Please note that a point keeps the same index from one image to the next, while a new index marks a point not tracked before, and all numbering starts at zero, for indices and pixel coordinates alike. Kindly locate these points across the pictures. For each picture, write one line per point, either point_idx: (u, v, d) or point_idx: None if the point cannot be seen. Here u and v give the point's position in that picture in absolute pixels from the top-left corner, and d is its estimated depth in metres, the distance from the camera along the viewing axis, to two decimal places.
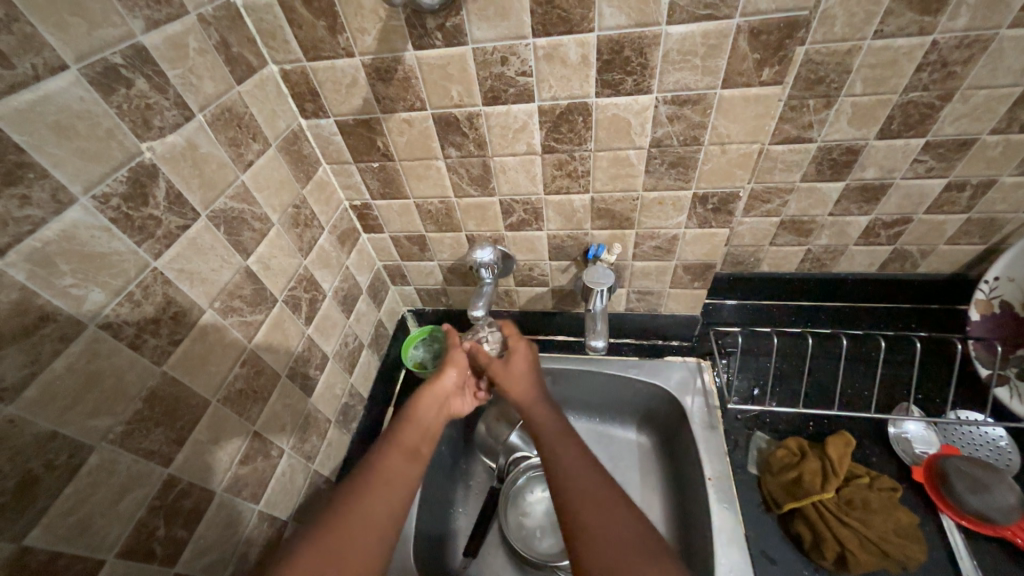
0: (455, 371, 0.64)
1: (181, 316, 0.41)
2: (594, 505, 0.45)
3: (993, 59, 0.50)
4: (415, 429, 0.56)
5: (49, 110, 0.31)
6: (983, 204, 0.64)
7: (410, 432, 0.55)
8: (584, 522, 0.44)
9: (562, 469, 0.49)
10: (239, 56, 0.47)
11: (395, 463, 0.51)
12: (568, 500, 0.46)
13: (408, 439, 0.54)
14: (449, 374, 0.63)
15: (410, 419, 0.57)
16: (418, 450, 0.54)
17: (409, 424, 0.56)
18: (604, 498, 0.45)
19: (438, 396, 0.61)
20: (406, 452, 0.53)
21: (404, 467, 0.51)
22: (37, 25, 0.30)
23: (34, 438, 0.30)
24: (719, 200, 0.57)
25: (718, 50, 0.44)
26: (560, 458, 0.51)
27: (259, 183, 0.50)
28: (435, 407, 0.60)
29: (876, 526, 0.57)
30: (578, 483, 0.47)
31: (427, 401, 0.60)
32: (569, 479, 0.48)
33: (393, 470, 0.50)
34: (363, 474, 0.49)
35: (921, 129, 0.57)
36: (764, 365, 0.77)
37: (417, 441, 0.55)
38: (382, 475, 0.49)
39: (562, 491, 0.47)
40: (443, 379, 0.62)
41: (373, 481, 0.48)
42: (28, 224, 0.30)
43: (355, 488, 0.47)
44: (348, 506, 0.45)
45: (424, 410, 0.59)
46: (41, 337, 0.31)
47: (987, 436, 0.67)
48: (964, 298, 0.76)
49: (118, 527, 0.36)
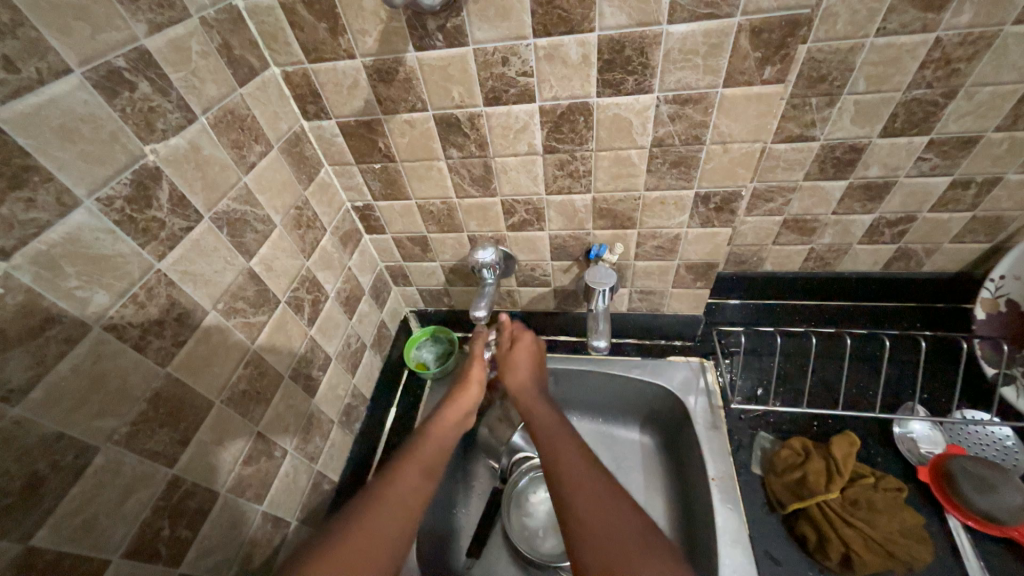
0: (478, 388, 0.65)
1: (185, 317, 0.41)
2: (593, 504, 0.44)
3: (998, 55, 0.50)
4: (432, 444, 0.56)
5: (53, 114, 0.31)
6: (988, 202, 0.64)
7: (427, 448, 0.55)
8: (583, 522, 0.43)
9: (562, 467, 0.49)
10: (241, 59, 0.47)
11: (409, 476, 0.51)
12: (568, 499, 0.46)
13: (425, 454, 0.54)
14: (473, 390, 0.64)
15: (426, 433, 0.57)
16: (433, 463, 0.54)
17: (427, 440, 0.56)
18: (605, 497, 0.45)
19: (461, 411, 0.62)
20: (421, 467, 0.52)
21: (417, 481, 0.51)
22: (42, 30, 0.30)
23: (40, 439, 0.30)
24: (721, 199, 0.57)
25: (719, 49, 0.44)
26: (561, 456, 0.50)
27: (262, 185, 0.51)
28: (454, 422, 0.60)
29: (881, 527, 0.57)
30: (579, 481, 0.47)
31: (450, 415, 0.61)
32: (569, 477, 0.48)
33: (406, 483, 0.50)
34: (376, 488, 0.49)
35: (925, 127, 0.57)
36: (767, 365, 0.77)
37: (432, 455, 0.55)
38: (394, 488, 0.49)
39: (562, 490, 0.47)
40: (468, 396, 0.63)
41: (385, 494, 0.48)
42: (33, 227, 0.30)
43: (367, 502, 0.47)
44: (359, 518, 0.45)
45: (445, 427, 0.59)
46: (46, 339, 0.31)
47: (994, 436, 0.66)
48: (968, 297, 0.76)
49: (123, 527, 0.36)
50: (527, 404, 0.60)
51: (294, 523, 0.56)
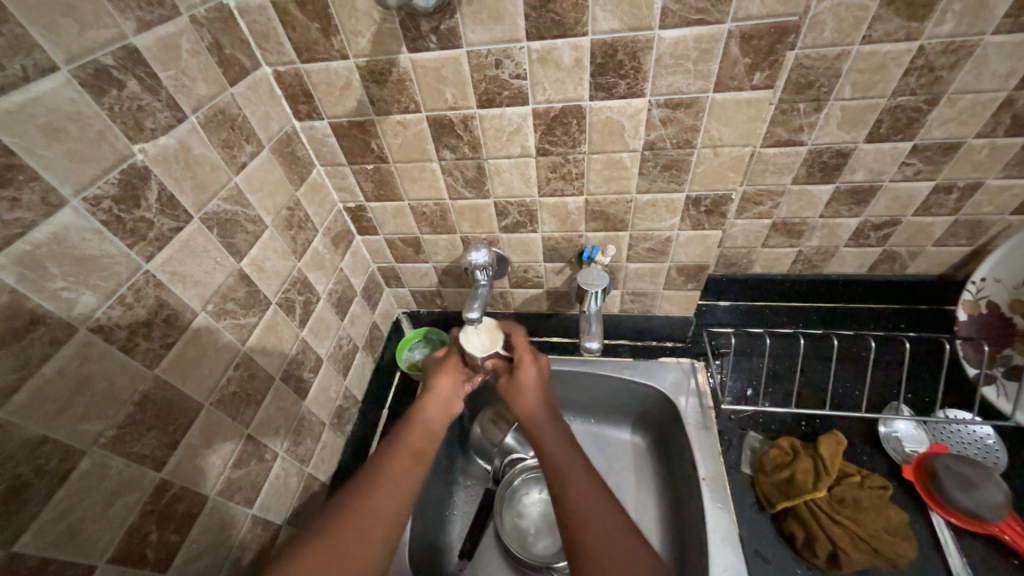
0: (452, 375, 0.64)
1: (174, 319, 0.41)
2: (602, 526, 0.45)
3: (978, 64, 0.51)
4: (421, 431, 0.56)
5: (40, 112, 0.31)
6: (970, 206, 0.65)
7: (418, 434, 0.55)
8: (589, 539, 0.44)
9: (572, 484, 0.49)
10: (232, 57, 0.47)
11: (402, 464, 0.51)
12: (575, 516, 0.46)
13: (415, 441, 0.54)
14: (448, 377, 0.64)
15: (416, 423, 0.57)
16: (423, 450, 0.54)
17: (417, 427, 0.56)
18: (612, 517, 0.46)
19: (443, 397, 0.61)
20: (412, 453, 0.53)
21: (411, 468, 0.51)
22: (27, 26, 0.29)
23: (24, 443, 0.30)
24: (711, 202, 0.58)
25: (709, 54, 0.45)
26: (569, 474, 0.50)
27: (253, 184, 0.50)
28: (440, 411, 0.60)
29: (866, 525, 0.58)
30: (586, 501, 0.47)
31: (433, 404, 0.60)
32: (577, 495, 0.48)
33: (400, 470, 0.50)
34: (371, 475, 0.49)
35: (909, 133, 0.58)
36: (757, 366, 0.78)
37: (423, 443, 0.55)
38: (388, 476, 0.49)
39: (569, 505, 0.47)
40: (441, 384, 0.62)
41: (379, 480, 0.48)
42: (18, 226, 0.30)
43: (360, 488, 0.47)
44: (357, 505, 0.45)
45: (432, 412, 0.59)
46: (31, 341, 0.30)
47: (975, 435, 0.68)
48: (950, 299, 0.77)
49: (109, 532, 0.35)
50: (535, 414, 0.60)
51: (284, 526, 0.55)
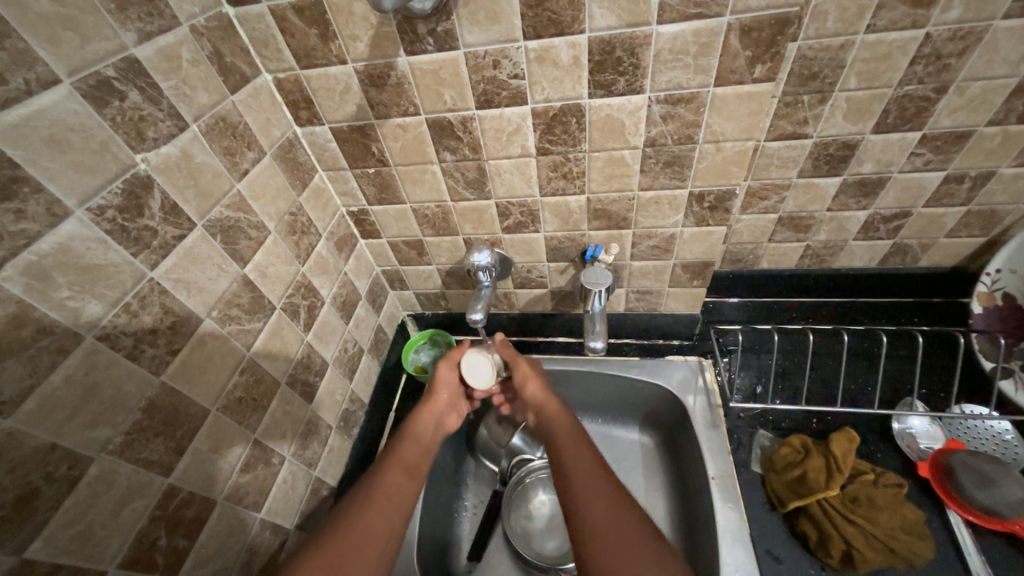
0: (447, 388, 0.65)
1: (179, 326, 0.41)
2: (611, 519, 0.45)
3: (988, 50, 0.50)
4: (414, 445, 0.56)
5: (43, 124, 0.31)
6: (983, 195, 0.64)
7: (410, 448, 0.55)
8: (597, 534, 0.44)
9: (575, 480, 0.50)
10: (232, 65, 0.47)
11: (395, 478, 0.51)
12: (581, 513, 0.46)
13: (407, 454, 0.55)
14: (441, 391, 0.64)
15: (408, 435, 0.58)
16: (416, 463, 0.54)
17: (410, 442, 0.57)
18: (619, 507, 0.46)
19: (435, 411, 0.62)
20: (405, 467, 0.53)
21: (404, 483, 0.51)
22: (29, 40, 0.30)
23: (33, 451, 0.30)
24: (714, 199, 0.57)
25: (709, 48, 0.44)
26: (571, 470, 0.51)
27: (255, 192, 0.51)
28: (432, 424, 0.60)
29: (881, 524, 0.57)
30: (591, 500, 0.47)
31: (424, 417, 0.60)
32: (580, 490, 0.48)
33: (393, 485, 0.50)
34: (365, 489, 0.49)
35: (917, 123, 0.57)
36: (766, 363, 0.77)
37: (416, 456, 0.55)
38: (382, 489, 0.49)
39: (574, 502, 0.48)
40: (435, 397, 0.63)
41: (373, 496, 0.48)
42: (23, 238, 0.30)
43: (354, 504, 0.47)
44: (352, 521, 0.45)
45: (423, 426, 0.60)
46: (39, 350, 0.31)
47: (993, 430, 0.66)
48: (965, 291, 0.76)
49: (119, 538, 0.36)
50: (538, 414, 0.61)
51: (292, 530, 0.56)
